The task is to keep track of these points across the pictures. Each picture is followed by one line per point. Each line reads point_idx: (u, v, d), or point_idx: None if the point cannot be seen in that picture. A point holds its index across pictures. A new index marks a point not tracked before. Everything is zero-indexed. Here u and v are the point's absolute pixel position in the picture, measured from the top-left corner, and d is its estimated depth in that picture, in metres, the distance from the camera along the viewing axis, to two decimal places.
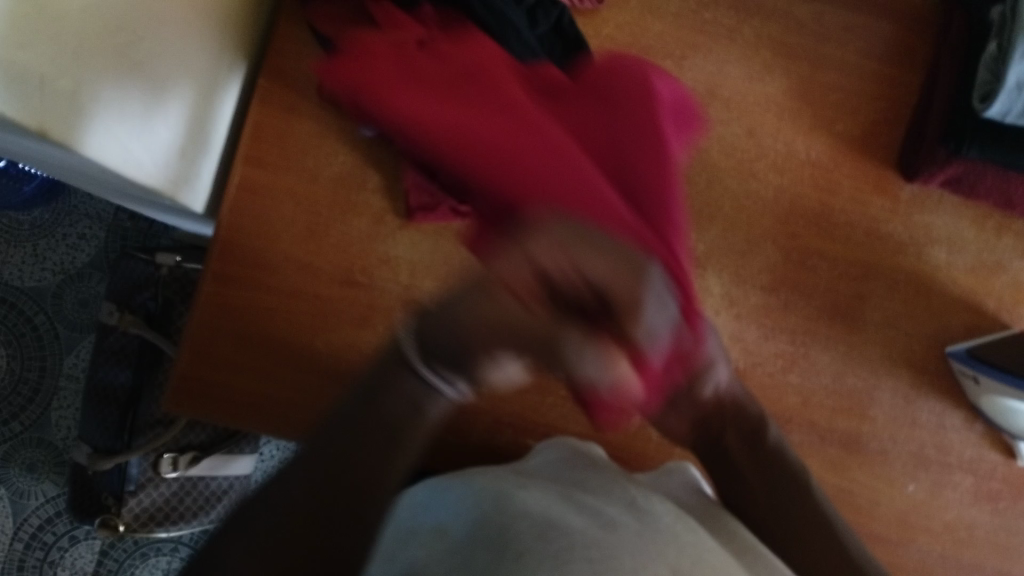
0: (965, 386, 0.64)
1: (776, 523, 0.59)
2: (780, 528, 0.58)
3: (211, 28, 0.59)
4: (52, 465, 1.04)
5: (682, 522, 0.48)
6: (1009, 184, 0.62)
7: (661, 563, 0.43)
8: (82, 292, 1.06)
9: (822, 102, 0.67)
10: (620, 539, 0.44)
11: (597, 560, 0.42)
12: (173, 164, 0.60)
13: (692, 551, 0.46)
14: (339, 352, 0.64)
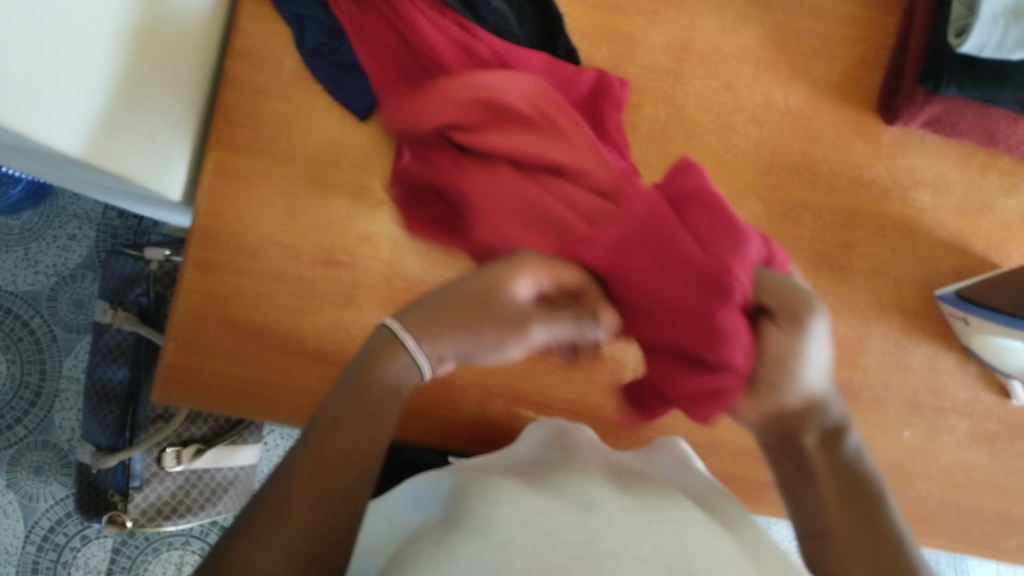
0: (955, 326, 0.64)
1: (839, 539, 0.47)
2: (840, 540, 0.48)
3: (169, 9, 0.58)
4: (59, 467, 1.04)
5: (666, 499, 0.50)
6: (991, 121, 0.61)
7: (649, 542, 0.43)
8: (77, 293, 1.06)
9: (798, 50, 0.66)
10: (606, 521, 0.44)
11: (580, 545, 0.42)
12: (144, 152, 0.59)
13: (679, 527, 0.46)
14: (327, 337, 0.63)
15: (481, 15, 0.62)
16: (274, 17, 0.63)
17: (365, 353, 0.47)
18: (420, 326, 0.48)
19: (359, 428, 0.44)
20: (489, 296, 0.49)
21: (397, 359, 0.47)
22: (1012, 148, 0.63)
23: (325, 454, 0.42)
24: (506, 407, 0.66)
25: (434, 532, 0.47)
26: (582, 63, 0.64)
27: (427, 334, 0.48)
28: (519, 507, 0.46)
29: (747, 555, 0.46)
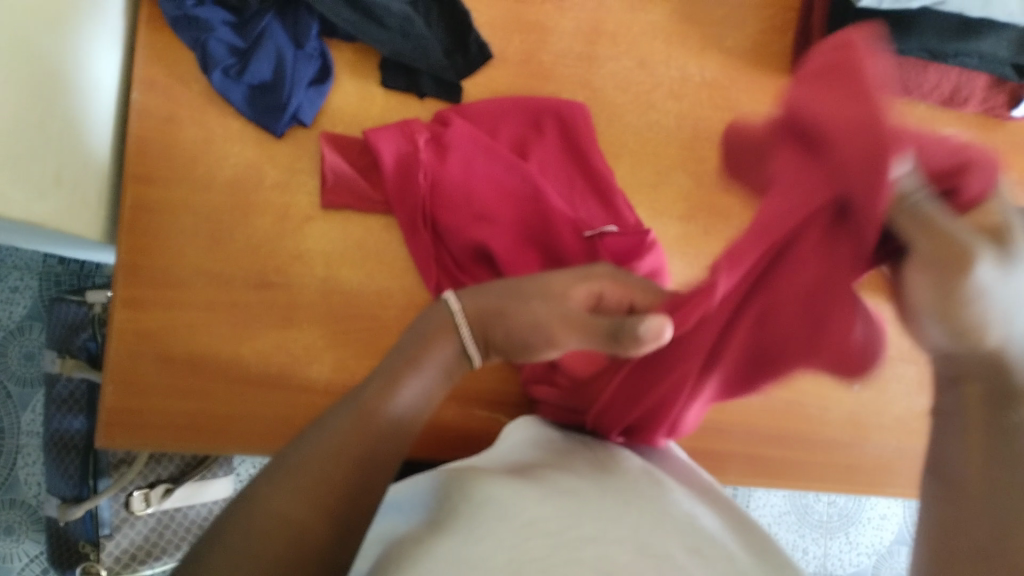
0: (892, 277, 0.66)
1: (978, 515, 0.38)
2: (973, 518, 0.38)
3: (62, 47, 0.56)
4: (29, 524, 1.02)
5: (648, 479, 0.49)
6: (901, 70, 0.62)
7: (628, 533, 0.43)
8: (27, 346, 1.03)
9: (708, 20, 0.66)
10: (586, 509, 0.44)
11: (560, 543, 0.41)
12: (52, 195, 0.57)
13: (657, 508, 0.46)
14: (271, 360, 0.62)
15: (386, 24, 0.60)
16: (177, 44, 0.62)
17: (404, 342, 0.51)
18: (484, 315, 0.53)
19: (370, 425, 0.43)
20: (542, 304, 0.53)
21: (440, 349, 0.51)
22: (925, 96, 0.64)
23: (333, 456, 0.41)
24: (461, 408, 0.66)
25: (408, 537, 0.45)
26: (493, 59, 0.64)
27: (484, 323, 0.53)
28: (496, 500, 0.45)
29: (728, 537, 0.46)
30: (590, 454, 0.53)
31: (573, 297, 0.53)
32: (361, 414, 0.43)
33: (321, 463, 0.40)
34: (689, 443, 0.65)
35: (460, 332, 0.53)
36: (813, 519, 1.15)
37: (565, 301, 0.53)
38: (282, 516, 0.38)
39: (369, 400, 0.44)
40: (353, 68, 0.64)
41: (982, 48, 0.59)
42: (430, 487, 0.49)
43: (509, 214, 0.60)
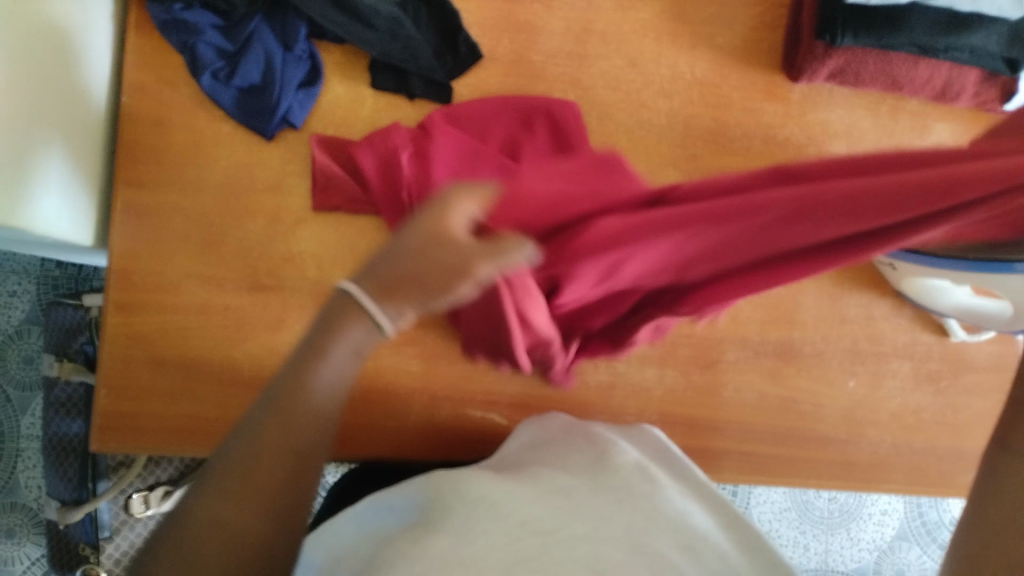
0: (886, 273, 0.65)
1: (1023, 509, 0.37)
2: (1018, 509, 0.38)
3: (52, 53, 0.56)
4: (30, 527, 1.02)
5: (641, 475, 0.49)
6: (891, 66, 0.62)
7: (623, 533, 0.43)
8: (25, 350, 1.03)
9: (698, 17, 0.66)
10: (579, 510, 0.44)
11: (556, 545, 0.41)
12: (43, 201, 0.57)
13: (649, 506, 0.46)
14: (264, 362, 0.62)
15: (372, 23, 0.59)
16: (166, 47, 0.62)
17: (316, 324, 0.42)
18: (376, 273, 0.42)
19: (283, 423, 0.39)
20: (426, 245, 0.41)
21: (359, 327, 0.42)
22: (917, 89, 0.64)
23: (264, 453, 0.38)
24: (454, 409, 0.64)
25: (401, 538, 0.45)
26: (483, 58, 0.64)
27: (381, 291, 0.42)
28: (488, 501, 0.45)
29: (720, 534, 0.46)
30: (582, 450, 0.53)
31: (455, 235, 0.41)
32: (281, 408, 0.39)
33: (256, 479, 0.38)
34: (683, 441, 0.65)
35: (362, 304, 0.42)
36: (813, 515, 1.15)
37: (452, 251, 0.41)
38: (222, 537, 0.36)
39: (287, 392, 0.40)
40: (342, 70, 0.64)
41: (972, 43, 0.59)
42: (424, 490, 0.49)
43: (541, 202, 0.48)
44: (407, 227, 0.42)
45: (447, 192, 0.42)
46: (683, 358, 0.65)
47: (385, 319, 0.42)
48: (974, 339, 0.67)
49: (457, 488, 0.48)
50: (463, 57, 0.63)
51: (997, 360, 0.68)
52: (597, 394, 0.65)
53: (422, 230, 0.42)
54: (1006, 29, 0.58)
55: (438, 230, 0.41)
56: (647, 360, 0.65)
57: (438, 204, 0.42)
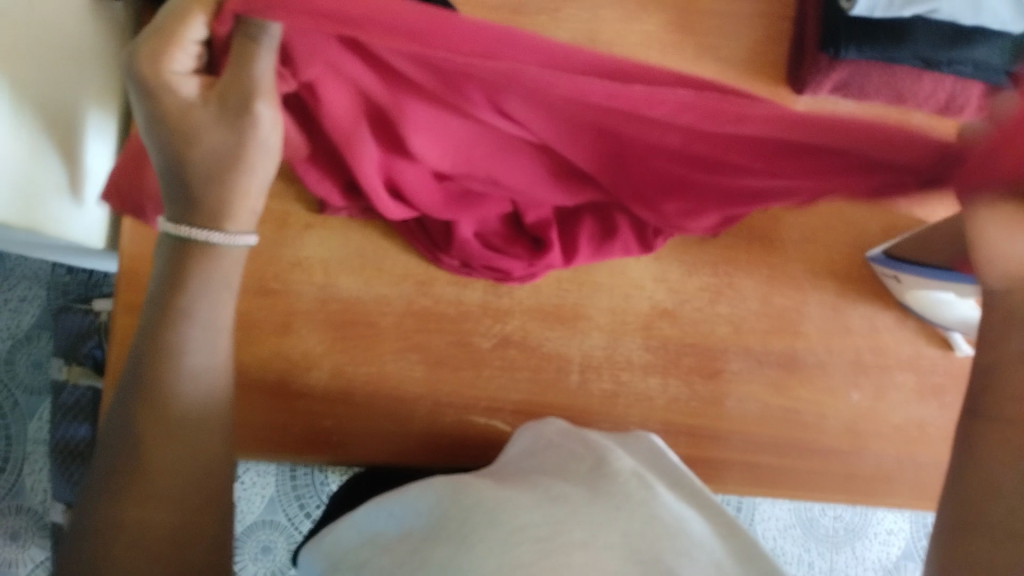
0: (890, 285, 0.65)
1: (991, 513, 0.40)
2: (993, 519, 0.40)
3: (67, 57, 0.57)
4: (36, 531, 1.03)
5: (639, 481, 0.49)
6: (896, 79, 0.62)
7: (616, 537, 0.43)
8: (34, 354, 1.04)
9: (704, 30, 0.67)
10: (572, 513, 0.44)
11: (547, 546, 0.41)
12: (56, 203, 0.58)
13: (645, 511, 0.46)
14: (269, 365, 0.62)
15: None
16: None
17: (166, 272, 0.48)
18: (189, 201, 0.48)
19: (169, 381, 0.47)
20: (181, 113, 0.45)
21: (218, 259, 0.49)
22: (920, 103, 0.64)
23: (167, 439, 0.46)
24: (457, 414, 0.65)
25: (403, 544, 0.45)
26: None
27: (209, 209, 0.48)
28: (486, 507, 0.45)
29: (717, 542, 0.46)
30: (581, 455, 0.53)
31: (194, 97, 0.45)
32: (159, 374, 0.47)
33: (155, 453, 0.45)
34: (685, 451, 0.65)
35: (213, 242, 0.48)
36: (819, 533, 1.14)
37: (195, 103, 0.45)
38: (139, 525, 0.44)
39: (166, 350, 0.47)
40: None
41: (975, 57, 0.59)
42: (423, 495, 0.49)
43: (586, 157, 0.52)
44: (154, 132, 0.47)
45: (144, 69, 0.44)
46: (686, 367, 0.65)
47: (240, 233, 0.49)
48: None
49: (458, 492, 0.48)
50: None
51: None
52: (600, 403, 0.65)
53: (148, 98, 0.45)
54: (1008, 42, 0.59)
55: (145, 81, 0.44)
56: (650, 369, 0.65)
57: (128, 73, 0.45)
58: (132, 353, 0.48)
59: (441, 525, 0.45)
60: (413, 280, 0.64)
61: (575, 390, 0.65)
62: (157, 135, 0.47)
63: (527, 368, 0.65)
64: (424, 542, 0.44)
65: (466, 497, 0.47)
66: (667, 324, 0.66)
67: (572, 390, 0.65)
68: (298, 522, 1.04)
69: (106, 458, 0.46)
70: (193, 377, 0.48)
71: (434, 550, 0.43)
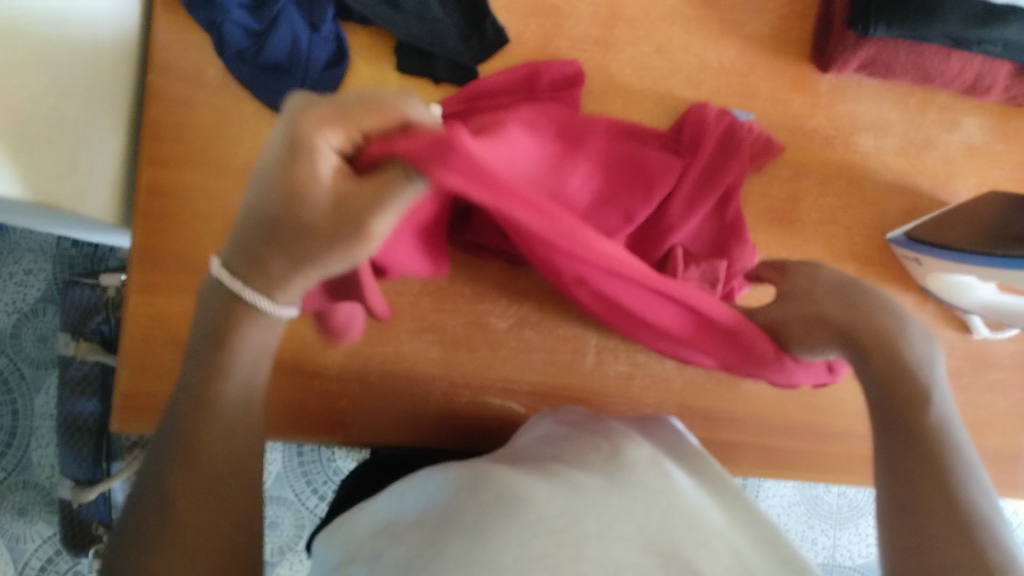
0: (910, 268, 0.65)
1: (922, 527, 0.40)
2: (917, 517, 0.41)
3: (76, 28, 0.55)
4: (42, 505, 1.03)
5: (658, 471, 0.49)
6: (924, 58, 0.61)
7: (633, 530, 0.43)
8: (40, 328, 1.03)
9: (727, 5, 0.65)
10: (590, 502, 0.44)
11: (562, 534, 0.41)
12: (68, 178, 0.57)
13: (664, 502, 0.45)
14: (284, 345, 0.62)
15: (399, 6, 0.60)
16: (192, 27, 0.61)
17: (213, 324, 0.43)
18: (254, 260, 0.41)
19: (211, 422, 0.42)
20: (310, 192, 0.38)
21: (263, 325, 0.43)
22: (947, 83, 0.63)
23: (198, 488, 0.41)
24: (472, 396, 0.64)
25: (420, 534, 0.45)
26: (511, 44, 0.64)
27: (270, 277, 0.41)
28: (503, 494, 0.45)
29: (736, 533, 0.45)
30: (604, 444, 0.52)
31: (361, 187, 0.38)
32: (197, 410, 0.42)
33: (191, 511, 0.40)
34: (701, 433, 0.65)
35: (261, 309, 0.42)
36: (823, 511, 1.14)
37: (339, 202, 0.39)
38: None
39: (203, 393, 0.43)
40: (367, 52, 0.63)
41: (1007, 35, 0.58)
42: (442, 481, 0.49)
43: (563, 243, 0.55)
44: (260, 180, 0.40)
45: (304, 132, 0.38)
46: None
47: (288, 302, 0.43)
48: (996, 336, 0.67)
49: (478, 477, 0.47)
50: (491, 42, 0.62)
51: (1020, 358, 0.68)
52: (616, 384, 0.65)
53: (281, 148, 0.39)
54: None
55: (304, 143, 0.38)
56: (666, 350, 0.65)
57: (282, 119, 0.39)
58: (170, 411, 0.43)
59: (458, 513, 0.45)
60: None
61: (591, 371, 0.65)
62: (267, 172, 0.39)
63: (544, 349, 0.65)
64: (441, 530, 0.44)
65: (486, 482, 0.46)
66: None
67: (588, 371, 0.65)
68: (305, 497, 1.04)
69: (133, 497, 0.41)
70: (242, 412, 0.44)
71: (451, 538, 0.43)
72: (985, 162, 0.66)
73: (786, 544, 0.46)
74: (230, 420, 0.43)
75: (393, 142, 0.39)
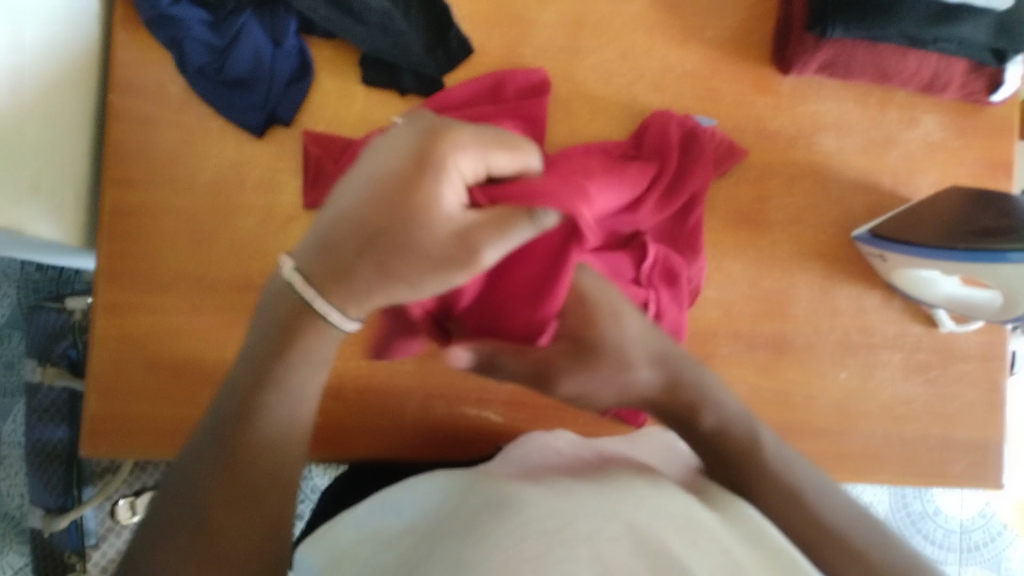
0: (876, 264, 0.66)
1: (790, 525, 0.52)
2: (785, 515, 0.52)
3: (33, 47, 0.54)
4: (12, 535, 1.00)
5: (643, 475, 0.49)
6: (881, 57, 0.62)
7: (622, 527, 0.42)
8: (5, 355, 1.01)
9: (688, 10, 0.66)
10: (576, 504, 0.43)
11: (550, 532, 0.41)
12: (29, 200, 0.56)
13: (650, 502, 0.45)
14: None
15: (364, 18, 0.59)
16: (153, 44, 0.60)
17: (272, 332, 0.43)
18: (335, 268, 0.41)
19: (257, 443, 0.42)
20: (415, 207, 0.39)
21: (314, 333, 0.42)
22: (905, 81, 0.64)
23: (233, 483, 0.41)
24: (448, 406, 0.64)
25: (407, 547, 0.44)
26: (475, 54, 0.64)
27: (347, 285, 0.41)
28: (491, 503, 0.44)
29: (724, 532, 0.45)
30: (586, 453, 0.52)
31: (480, 218, 0.40)
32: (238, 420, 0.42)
33: (224, 517, 0.41)
34: (677, 435, 0.65)
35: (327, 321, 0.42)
36: None
37: (449, 227, 0.40)
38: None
39: (252, 403, 0.42)
40: (332, 64, 0.63)
41: (961, 33, 0.60)
42: (430, 494, 0.48)
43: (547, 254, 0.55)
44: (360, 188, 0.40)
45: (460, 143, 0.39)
46: None
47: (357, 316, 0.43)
48: (962, 329, 0.68)
49: (461, 492, 0.47)
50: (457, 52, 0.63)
51: (987, 350, 0.69)
52: None
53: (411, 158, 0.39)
54: (993, 20, 0.60)
55: (429, 160, 0.39)
56: None
57: (412, 127, 0.41)
58: (214, 408, 0.43)
59: (446, 523, 0.44)
60: None
61: None
62: (380, 171, 0.40)
63: None
64: (425, 543, 0.43)
65: (470, 496, 0.46)
66: None
67: None
68: None
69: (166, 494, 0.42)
70: (287, 434, 0.43)
71: (437, 548, 0.42)
72: (946, 157, 0.67)
73: (775, 549, 0.45)
74: (274, 441, 0.43)
75: (503, 189, 0.42)
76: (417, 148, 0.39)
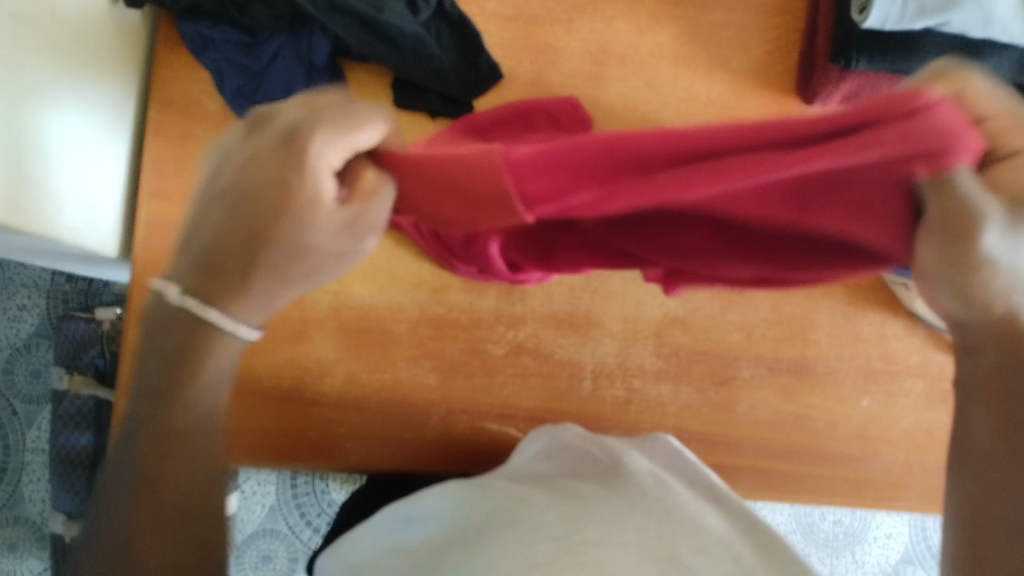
0: (897, 292, 0.65)
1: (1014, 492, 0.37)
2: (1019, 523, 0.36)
3: (78, 63, 0.56)
4: (33, 542, 1.02)
5: (656, 482, 0.49)
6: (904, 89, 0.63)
7: (631, 532, 0.42)
8: (33, 363, 1.03)
9: (713, 41, 0.67)
10: (587, 512, 0.44)
11: (559, 539, 0.41)
12: (70, 211, 0.58)
13: (661, 509, 0.46)
14: (282, 373, 0.63)
15: (398, 44, 0.62)
16: (194, 64, 0.63)
17: (161, 348, 0.41)
18: (214, 267, 0.39)
19: (167, 448, 0.42)
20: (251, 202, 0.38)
21: (216, 348, 0.41)
22: None
23: (153, 504, 0.42)
24: (469, 421, 0.65)
25: (427, 553, 0.45)
26: (504, 79, 0.65)
27: (232, 290, 0.40)
28: (506, 510, 0.46)
29: (735, 539, 0.45)
30: (601, 460, 0.53)
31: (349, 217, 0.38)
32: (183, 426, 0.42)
33: (152, 551, 0.42)
34: (696, 458, 0.66)
35: (224, 331, 0.40)
36: (819, 538, 1.14)
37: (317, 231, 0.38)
38: None
39: (164, 420, 0.42)
40: (365, 87, 0.65)
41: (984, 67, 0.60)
42: (447, 500, 0.49)
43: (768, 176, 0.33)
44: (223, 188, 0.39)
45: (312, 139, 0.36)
46: (697, 374, 0.66)
47: (246, 322, 0.41)
48: None
49: (477, 499, 0.48)
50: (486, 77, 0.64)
51: None
52: (612, 409, 0.66)
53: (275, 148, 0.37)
54: (1018, 54, 0.60)
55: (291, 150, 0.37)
56: (662, 375, 0.66)
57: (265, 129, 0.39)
58: (133, 415, 0.43)
59: (463, 532, 0.45)
60: (427, 288, 0.65)
61: (587, 397, 0.65)
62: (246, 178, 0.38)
63: (541, 374, 0.65)
64: (441, 550, 0.44)
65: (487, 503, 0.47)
66: (678, 332, 0.66)
67: (584, 397, 0.65)
68: (298, 530, 1.03)
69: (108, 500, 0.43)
70: (199, 433, 0.43)
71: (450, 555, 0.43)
72: None
73: (786, 557, 0.45)
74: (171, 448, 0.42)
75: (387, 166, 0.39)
76: (280, 149, 0.37)
